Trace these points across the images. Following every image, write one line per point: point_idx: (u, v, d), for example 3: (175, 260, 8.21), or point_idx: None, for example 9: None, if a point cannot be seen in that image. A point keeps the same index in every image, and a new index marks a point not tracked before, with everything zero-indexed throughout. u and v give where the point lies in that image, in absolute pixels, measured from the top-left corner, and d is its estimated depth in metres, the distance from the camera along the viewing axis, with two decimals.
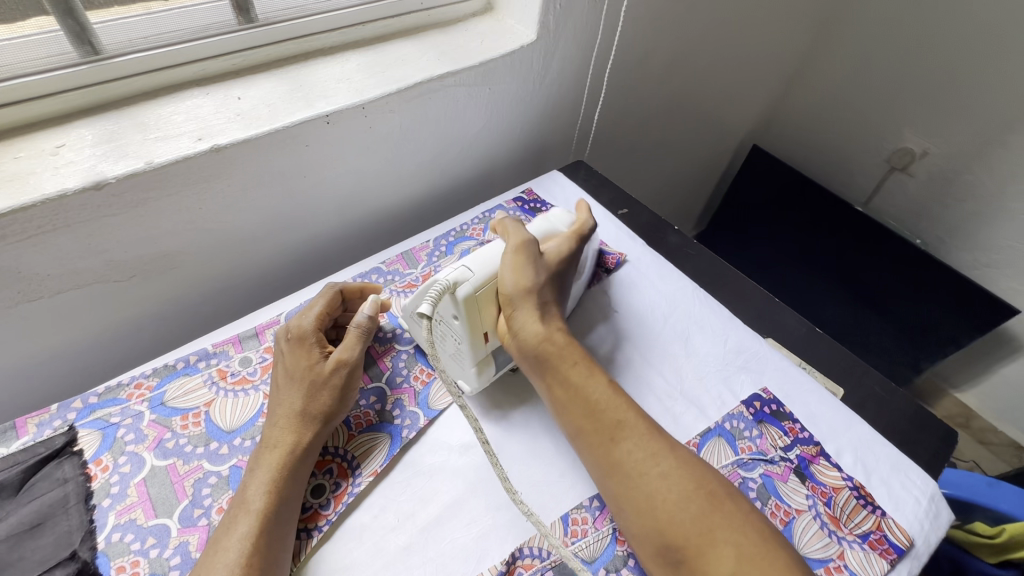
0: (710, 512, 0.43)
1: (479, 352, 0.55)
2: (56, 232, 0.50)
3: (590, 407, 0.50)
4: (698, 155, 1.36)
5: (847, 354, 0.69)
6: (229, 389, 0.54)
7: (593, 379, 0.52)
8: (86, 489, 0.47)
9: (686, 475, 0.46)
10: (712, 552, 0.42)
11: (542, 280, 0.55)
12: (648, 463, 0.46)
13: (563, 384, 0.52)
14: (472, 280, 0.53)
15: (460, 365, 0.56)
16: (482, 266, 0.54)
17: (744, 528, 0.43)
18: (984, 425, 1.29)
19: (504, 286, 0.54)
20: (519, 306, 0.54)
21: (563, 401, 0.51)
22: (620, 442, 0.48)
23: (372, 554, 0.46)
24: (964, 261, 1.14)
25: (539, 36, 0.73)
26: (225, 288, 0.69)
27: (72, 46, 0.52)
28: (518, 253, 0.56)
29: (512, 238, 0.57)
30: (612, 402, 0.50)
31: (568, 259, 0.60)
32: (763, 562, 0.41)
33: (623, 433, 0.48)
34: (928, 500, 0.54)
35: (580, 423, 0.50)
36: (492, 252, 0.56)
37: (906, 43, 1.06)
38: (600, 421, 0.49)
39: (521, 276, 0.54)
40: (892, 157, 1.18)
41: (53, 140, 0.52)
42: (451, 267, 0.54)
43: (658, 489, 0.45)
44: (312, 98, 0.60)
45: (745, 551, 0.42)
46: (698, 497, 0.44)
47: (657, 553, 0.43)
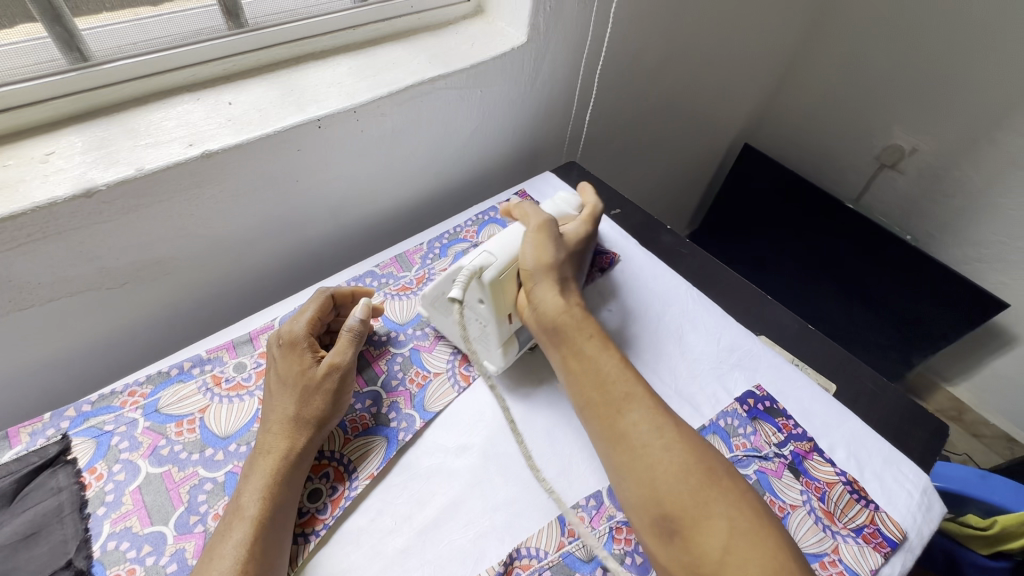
0: (709, 486, 0.44)
1: (503, 332, 0.56)
2: (47, 240, 0.50)
3: (600, 378, 0.51)
4: (690, 154, 1.37)
5: (839, 350, 0.70)
6: (224, 395, 0.54)
7: (605, 352, 0.52)
8: (81, 497, 0.47)
9: (689, 450, 0.46)
10: (706, 524, 0.42)
11: (563, 257, 0.57)
12: (652, 435, 0.46)
13: (576, 356, 0.53)
14: (496, 263, 0.54)
15: (484, 347, 0.58)
16: (503, 248, 0.56)
17: (741, 505, 0.43)
18: (976, 418, 1.30)
19: (526, 264, 0.56)
20: (540, 282, 0.55)
21: (575, 371, 0.52)
22: (626, 413, 0.48)
23: (369, 557, 0.46)
24: (954, 256, 1.16)
25: (530, 38, 0.73)
26: (217, 294, 0.68)
27: (61, 53, 0.52)
28: (539, 231, 0.58)
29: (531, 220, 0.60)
30: (621, 377, 0.50)
31: (584, 240, 0.62)
32: (758, 538, 0.41)
33: (631, 404, 0.49)
34: (921, 493, 0.54)
35: (588, 393, 0.50)
36: (511, 234, 0.58)
37: (894, 41, 1.08)
38: (610, 393, 0.50)
39: (543, 253, 0.56)
40: (882, 154, 1.20)
41: (42, 148, 0.52)
42: (474, 253, 0.55)
43: (660, 461, 0.45)
44: (303, 102, 0.60)
45: (740, 527, 0.42)
46: (697, 471, 0.44)
47: (652, 523, 0.44)
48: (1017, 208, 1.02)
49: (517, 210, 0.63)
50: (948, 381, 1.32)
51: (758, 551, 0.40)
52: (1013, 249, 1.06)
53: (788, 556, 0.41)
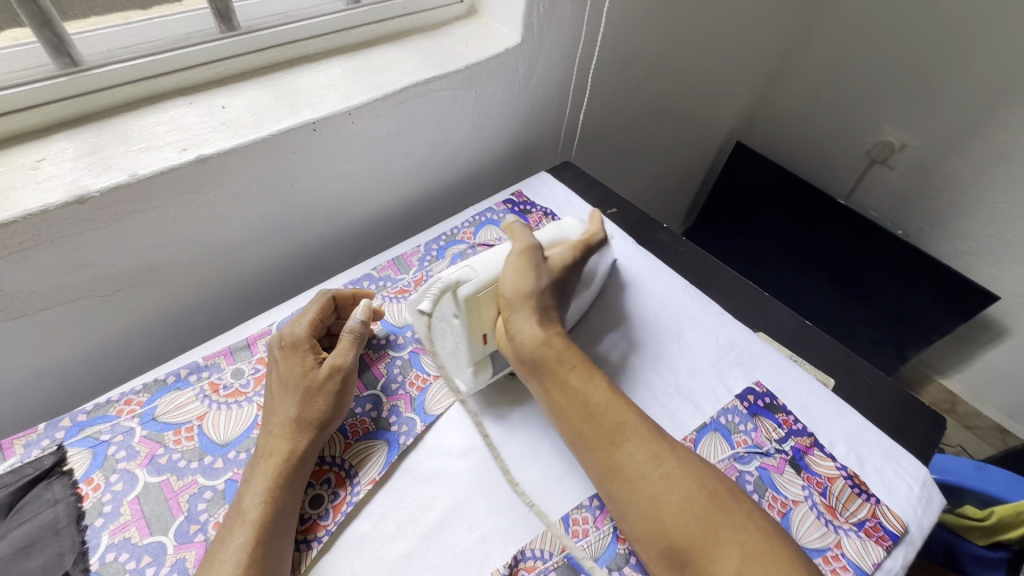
0: (712, 512, 0.44)
1: (475, 353, 0.55)
2: (38, 248, 0.49)
3: (588, 412, 0.50)
4: (683, 153, 1.37)
5: (836, 345, 0.70)
6: (222, 402, 0.53)
7: (591, 382, 0.51)
8: (78, 509, 0.46)
9: (688, 475, 0.46)
10: (717, 553, 0.42)
11: (544, 285, 0.56)
12: (650, 465, 0.46)
13: (561, 388, 0.52)
14: (474, 280, 0.54)
15: (455, 365, 0.57)
16: (483, 267, 0.55)
17: (747, 527, 0.43)
18: (969, 410, 1.31)
19: (505, 287, 0.55)
20: (518, 309, 0.54)
21: (561, 406, 0.51)
22: (620, 445, 0.48)
23: (373, 563, 0.46)
24: (945, 250, 1.17)
25: (524, 38, 0.73)
26: (213, 299, 0.68)
27: (50, 57, 0.51)
28: (521, 256, 0.56)
29: (518, 242, 0.58)
30: (610, 405, 0.50)
31: (570, 267, 0.61)
32: (767, 558, 0.42)
33: (624, 436, 0.48)
34: (921, 486, 0.55)
35: (578, 428, 0.50)
36: (496, 255, 0.57)
37: (883, 39, 1.09)
38: (602, 424, 0.49)
39: (523, 279, 0.55)
40: (872, 150, 1.21)
41: (33, 154, 0.51)
42: (455, 268, 0.55)
43: (660, 491, 0.45)
44: (297, 105, 0.60)
45: (749, 549, 0.42)
46: (700, 497, 0.44)
47: (661, 555, 0.44)
48: (1006, 202, 1.03)
49: (507, 231, 0.62)
50: (941, 373, 1.33)
51: (770, 571, 0.41)
52: (1003, 242, 1.07)
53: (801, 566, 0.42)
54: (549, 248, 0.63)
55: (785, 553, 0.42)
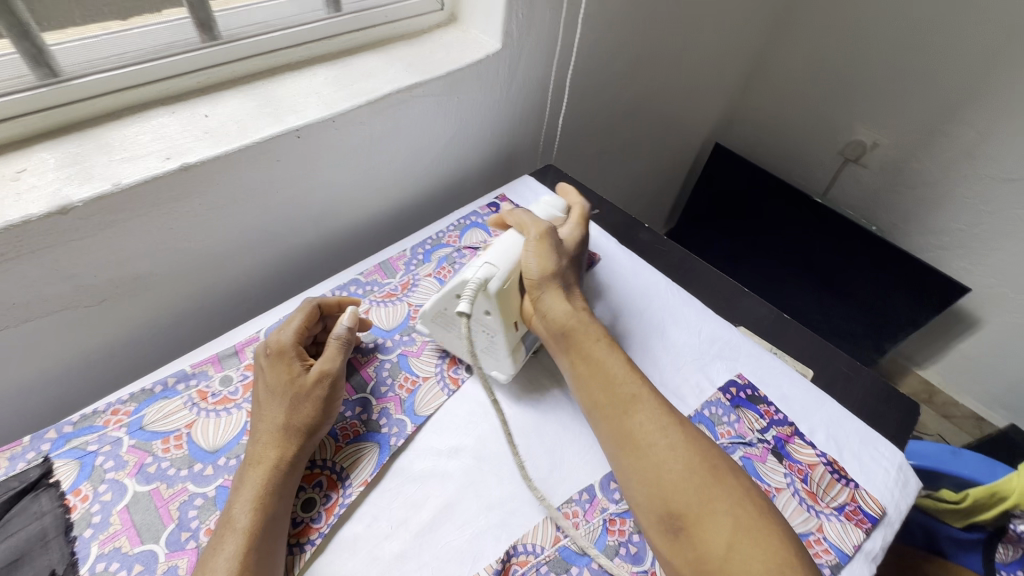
0: (712, 483, 0.45)
1: (512, 340, 0.56)
2: (21, 259, 0.49)
3: (607, 381, 0.52)
4: (663, 155, 1.40)
5: (814, 337, 0.72)
6: (211, 410, 0.53)
7: (612, 356, 0.53)
8: (66, 520, 0.46)
9: (694, 447, 0.47)
10: (711, 522, 0.43)
11: (564, 264, 0.59)
12: (658, 434, 0.48)
13: (584, 359, 0.54)
14: (499, 273, 0.54)
15: (492, 355, 0.58)
16: (504, 258, 0.56)
17: (743, 502, 0.44)
18: (946, 399, 1.35)
19: (530, 273, 0.56)
20: (546, 290, 0.56)
21: (583, 375, 0.53)
22: (632, 415, 0.49)
23: (367, 563, 0.46)
24: (918, 244, 1.21)
25: (504, 45, 0.75)
26: (198, 308, 0.67)
27: (29, 68, 0.51)
28: (540, 239, 0.58)
29: (530, 225, 0.60)
30: (627, 378, 0.52)
31: (579, 244, 0.64)
32: (760, 531, 0.43)
33: (638, 405, 0.50)
34: (896, 469, 0.57)
35: (597, 396, 0.52)
36: (509, 244, 0.58)
37: (852, 41, 1.13)
38: (617, 394, 0.51)
39: (546, 261, 0.57)
40: (846, 149, 1.24)
41: (13, 165, 0.51)
42: (475, 265, 0.55)
43: (665, 459, 0.46)
44: (281, 113, 0.61)
45: (742, 521, 0.43)
46: (701, 469, 0.46)
47: (658, 521, 0.45)
48: (973, 196, 1.07)
49: (511, 218, 0.63)
50: (918, 365, 1.37)
51: (760, 545, 0.42)
52: (971, 235, 1.11)
53: (788, 544, 0.43)
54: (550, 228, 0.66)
55: (773, 527, 0.44)
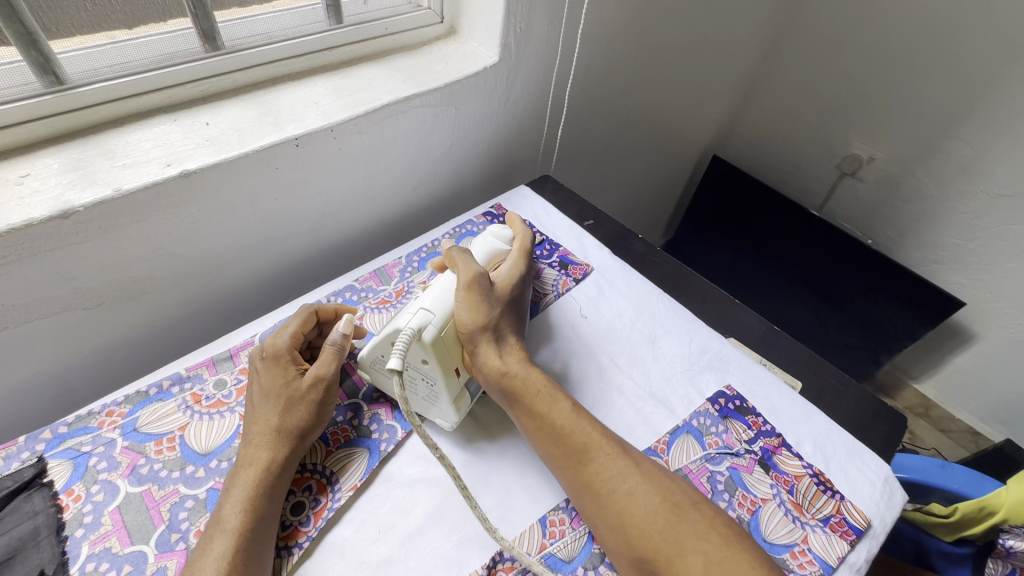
0: (675, 522, 0.46)
1: (453, 388, 0.55)
2: (22, 261, 0.50)
3: (556, 433, 0.52)
4: (662, 166, 1.41)
5: (804, 349, 0.73)
6: (204, 413, 0.54)
7: (557, 404, 0.54)
8: (58, 520, 0.46)
9: (652, 488, 0.48)
10: (681, 562, 0.44)
11: (496, 313, 0.58)
12: (616, 481, 0.49)
13: (531, 414, 0.54)
14: (434, 321, 0.54)
15: (435, 405, 0.56)
16: (440, 306, 0.56)
17: (709, 535, 0.46)
18: (942, 413, 1.36)
19: (462, 324, 0.56)
20: (477, 344, 0.56)
21: (532, 430, 0.53)
22: (588, 464, 0.50)
23: (354, 567, 0.46)
24: (915, 258, 1.22)
25: (501, 58, 0.76)
26: (195, 311, 0.68)
27: (36, 76, 0.53)
28: (469, 288, 0.57)
29: (463, 271, 0.59)
30: (575, 424, 0.52)
31: (516, 281, 0.63)
32: (731, 564, 0.44)
33: (591, 453, 0.50)
34: (883, 482, 0.57)
35: (549, 448, 0.52)
36: (443, 290, 0.58)
37: (848, 56, 1.15)
38: (569, 444, 0.51)
39: (477, 312, 0.56)
40: (842, 163, 1.26)
41: (17, 170, 0.52)
42: (410, 314, 0.54)
43: (627, 505, 0.47)
44: (281, 122, 0.62)
45: (711, 556, 0.45)
46: (663, 509, 0.47)
47: (631, 566, 0.46)
48: (967, 211, 1.08)
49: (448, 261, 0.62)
50: (915, 379, 1.38)
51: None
52: (967, 250, 1.12)
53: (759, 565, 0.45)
54: (489, 265, 0.65)
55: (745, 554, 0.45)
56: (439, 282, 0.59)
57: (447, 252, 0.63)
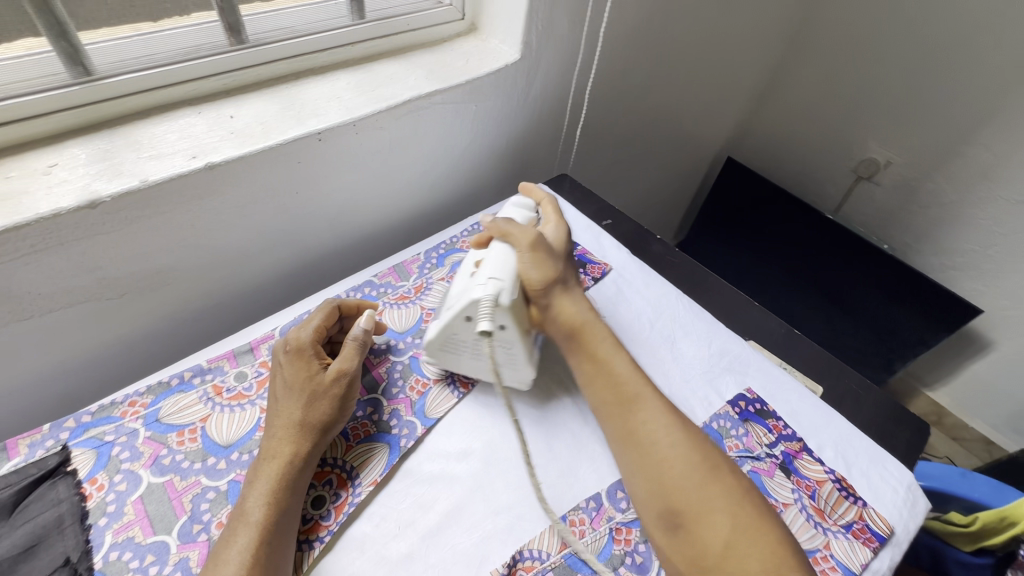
0: (711, 482, 0.47)
1: (528, 347, 0.56)
2: (48, 251, 0.50)
3: (611, 381, 0.54)
4: (675, 168, 1.40)
5: (824, 353, 0.72)
6: (225, 405, 0.54)
7: (617, 355, 0.55)
8: (81, 509, 0.46)
9: (694, 447, 0.49)
10: (709, 519, 0.45)
11: (562, 267, 0.59)
12: (660, 433, 0.50)
13: (590, 359, 0.56)
14: (506, 285, 0.53)
15: (510, 368, 0.56)
16: (505, 270, 0.55)
17: (741, 501, 0.46)
18: (956, 421, 1.34)
19: (534, 282, 0.56)
20: (549, 299, 0.57)
21: (589, 376, 0.55)
22: (636, 413, 0.52)
23: (374, 563, 0.46)
24: (931, 264, 1.20)
25: (522, 55, 0.76)
26: (215, 304, 0.68)
27: (65, 67, 0.53)
28: (534, 249, 0.58)
29: (519, 234, 0.59)
30: (630, 377, 0.54)
31: (567, 238, 0.64)
32: (757, 533, 0.45)
33: (641, 405, 0.52)
34: (906, 489, 0.57)
35: (602, 393, 0.54)
36: (502, 256, 0.57)
37: (869, 59, 1.13)
38: (622, 392, 0.53)
39: (546, 269, 0.57)
40: (859, 167, 1.25)
41: (45, 160, 0.52)
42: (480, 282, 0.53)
43: (666, 457, 0.49)
44: (304, 116, 0.62)
45: (739, 521, 0.45)
46: (701, 467, 0.48)
47: (659, 517, 0.47)
48: (987, 218, 1.07)
49: (494, 230, 0.60)
50: (928, 386, 1.36)
51: (755, 545, 0.44)
52: (985, 257, 1.11)
53: (786, 546, 0.44)
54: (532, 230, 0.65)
55: (773, 531, 0.45)
56: (492, 249, 0.58)
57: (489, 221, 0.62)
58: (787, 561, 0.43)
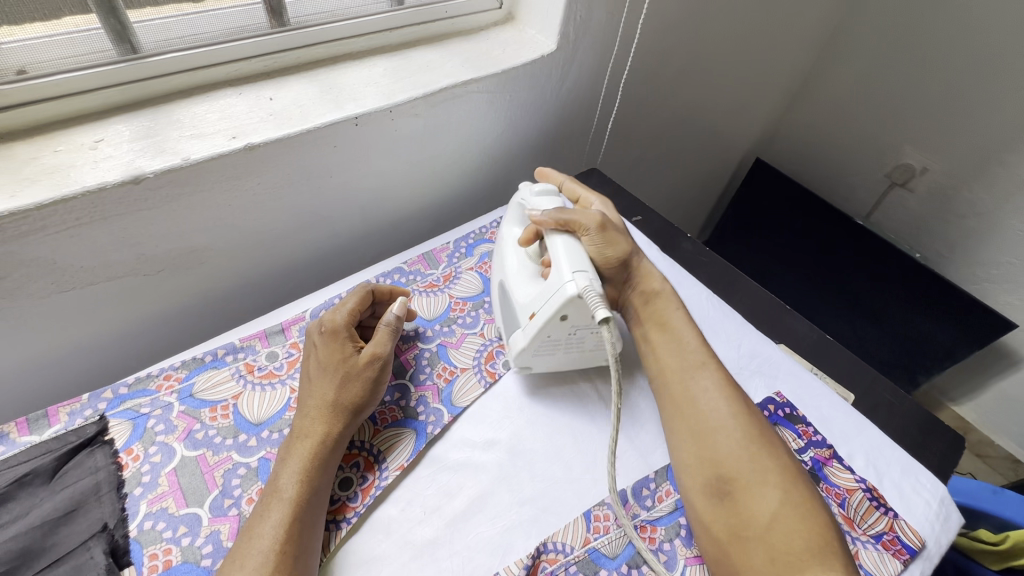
0: (765, 457, 0.48)
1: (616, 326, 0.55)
2: (93, 225, 0.51)
3: (678, 349, 0.56)
4: (703, 167, 1.38)
5: (856, 360, 0.71)
6: (257, 383, 0.55)
7: (685, 327, 0.58)
8: (118, 477, 0.47)
9: (751, 423, 0.50)
10: (758, 492, 0.46)
11: (631, 241, 0.61)
12: (718, 404, 0.51)
13: (657, 329, 0.59)
14: (593, 274, 0.51)
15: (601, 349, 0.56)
16: (579, 258, 0.53)
17: (795, 480, 0.46)
18: (981, 438, 1.30)
19: (614, 258, 0.58)
20: (628, 272, 0.60)
21: (656, 343, 0.58)
22: (696, 382, 0.53)
23: (399, 547, 0.47)
24: (964, 276, 1.17)
25: (559, 46, 0.75)
26: (245, 284, 0.69)
27: (112, 44, 0.54)
28: (603, 230, 0.57)
29: (581, 218, 0.57)
30: (697, 349, 0.56)
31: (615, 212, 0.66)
32: (805, 513, 0.44)
33: (702, 374, 0.54)
34: (939, 503, 0.55)
35: (666, 361, 0.56)
36: (571, 246, 0.55)
37: (910, 62, 1.10)
38: (686, 362, 0.55)
39: (620, 246, 0.58)
40: (893, 172, 1.21)
41: (91, 136, 0.53)
42: (569, 279, 0.50)
43: (721, 426, 0.50)
44: (341, 101, 0.62)
45: (790, 498, 0.45)
46: (757, 442, 0.49)
47: (705, 484, 0.48)
48: None
49: (552, 223, 0.57)
50: (955, 400, 1.32)
51: (802, 523, 0.43)
52: None
53: (833, 535, 0.44)
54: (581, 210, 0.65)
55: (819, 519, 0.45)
56: (558, 241, 0.55)
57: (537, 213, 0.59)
58: (833, 544, 0.43)
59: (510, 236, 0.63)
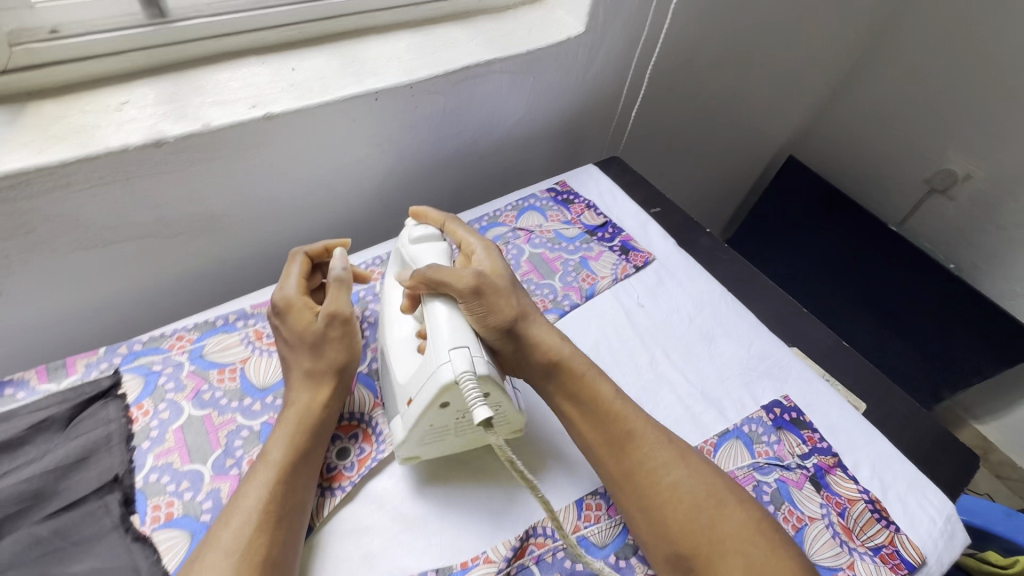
0: (719, 522, 0.45)
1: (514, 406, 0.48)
2: (115, 184, 0.52)
3: (600, 417, 0.50)
4: (732, 161, 1.34)
5: (872, 369, 0.68)
6: (264, 349, 0.56)
7: (602, 384, 0.51)
8: (128, 430, 0.49)
9: (699, 482, 0.47)
10: (722, 563, 0.43)
11: (522, 301, 0.54)
12: (662, 471, 0.47)
13: (572, 398, 0.51)
14: (473, 349, 0.45)
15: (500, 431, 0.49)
16: (460, 330, 0.46)
17: (754, 539, 0.44)
18: (1003, 459, 1.26)
19: (496, 325, 0.49)
20: (517, 341, 0.51)
21: (574, 415, 0.51)
22: (633, 452, 0.48)
23: (390, 518, 0.48)
24: (999, 290, 1.12)
25: (587, 28, 0.73)
26: (260, 253, 0.70)
27: (140, 6, 0.53)
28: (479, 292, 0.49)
29: (454, 279, 0.49)
30: (622, 412, 0.50)
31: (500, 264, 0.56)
32: (773, 569, 0.43)
33: (635, 442, 0.49)
34: (944, 520, 0.53)
35: (590, 432, 0.50)
36: (447, 316, 0.47)
37: (962, 60, 1.04)
38: (613, 431, 0.49)
39: (505, 310, 0.51)
40: (934, 177, 1.16)
41: (116, 98, 0.54)
42: (442, 359, 0.44)
43: (670, 498, 0.46)
44: (363, 74, 0.62)
45: (755, 563, 0.43)
46: (709, 505, 0.46)
47: (668, 561, 0.45)
48: None
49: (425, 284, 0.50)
50: (978, 419, 1.28)
51: None
52: None
53: (799, 562, 0.44)
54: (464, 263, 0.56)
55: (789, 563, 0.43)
56: (436, 310, 0.48)
57: (412, 274, 0.51)
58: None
59: (391, 300, 0.55)
